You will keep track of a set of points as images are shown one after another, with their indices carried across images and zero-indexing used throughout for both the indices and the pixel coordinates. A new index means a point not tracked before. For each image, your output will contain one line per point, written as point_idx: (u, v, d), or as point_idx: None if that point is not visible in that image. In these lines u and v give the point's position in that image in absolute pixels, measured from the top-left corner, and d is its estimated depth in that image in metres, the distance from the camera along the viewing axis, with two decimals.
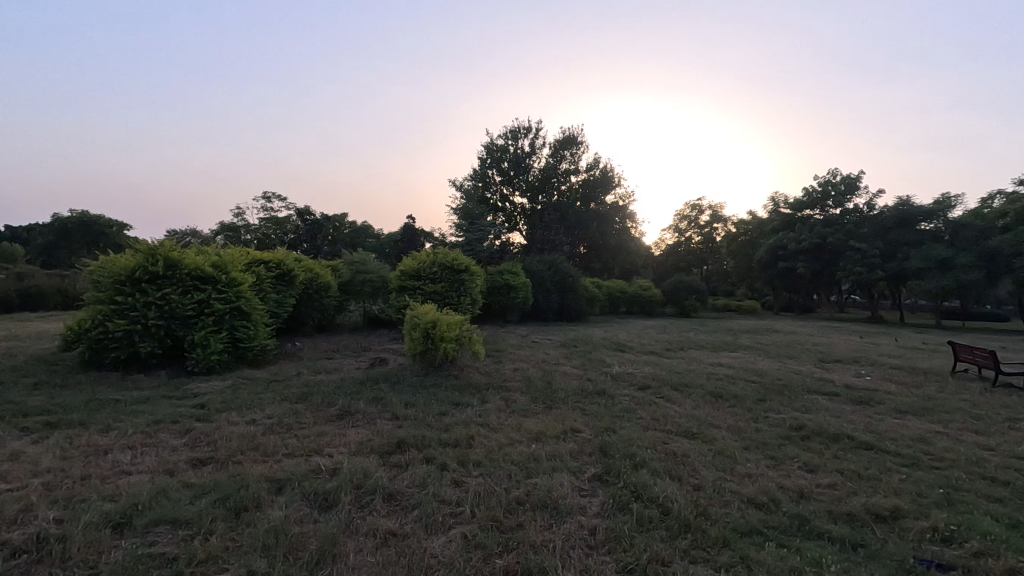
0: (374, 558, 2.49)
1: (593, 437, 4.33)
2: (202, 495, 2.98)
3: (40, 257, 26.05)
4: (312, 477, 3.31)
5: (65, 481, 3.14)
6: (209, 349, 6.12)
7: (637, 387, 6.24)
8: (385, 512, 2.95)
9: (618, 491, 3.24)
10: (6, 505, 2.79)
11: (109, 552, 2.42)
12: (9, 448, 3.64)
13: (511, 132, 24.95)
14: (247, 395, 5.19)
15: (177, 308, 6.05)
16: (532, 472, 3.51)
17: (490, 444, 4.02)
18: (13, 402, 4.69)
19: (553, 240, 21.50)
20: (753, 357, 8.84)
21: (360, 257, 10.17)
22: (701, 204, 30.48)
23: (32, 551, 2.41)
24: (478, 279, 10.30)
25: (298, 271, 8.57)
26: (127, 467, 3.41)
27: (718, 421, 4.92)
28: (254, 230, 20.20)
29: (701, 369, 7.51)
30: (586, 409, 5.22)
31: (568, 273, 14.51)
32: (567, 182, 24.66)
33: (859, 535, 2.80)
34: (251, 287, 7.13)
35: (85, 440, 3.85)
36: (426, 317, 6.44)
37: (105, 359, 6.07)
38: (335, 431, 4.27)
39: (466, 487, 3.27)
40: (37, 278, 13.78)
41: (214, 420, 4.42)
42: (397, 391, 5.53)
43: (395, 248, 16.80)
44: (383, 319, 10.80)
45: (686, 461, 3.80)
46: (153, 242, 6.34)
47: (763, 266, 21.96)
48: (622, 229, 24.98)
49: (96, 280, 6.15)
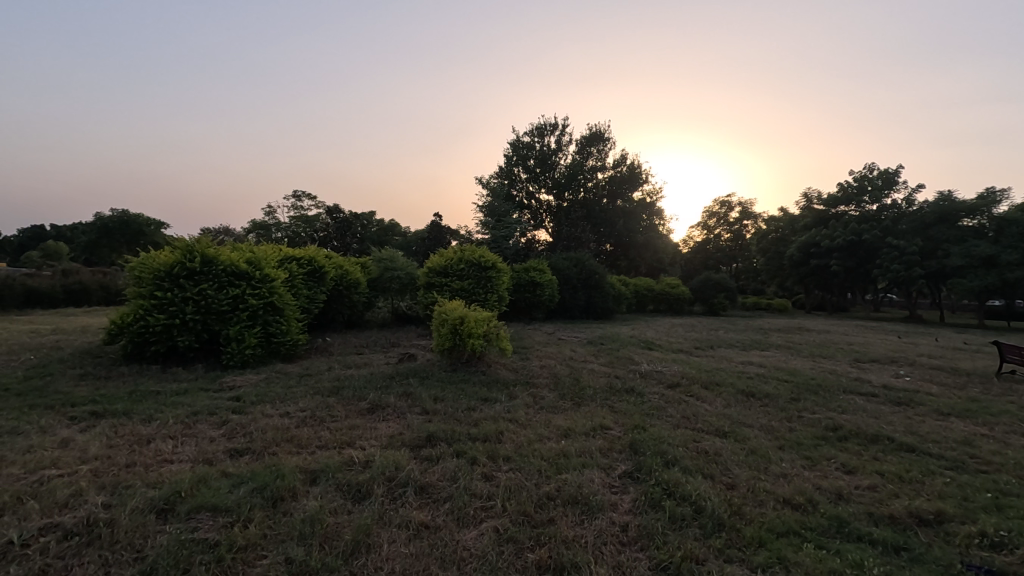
0: (408, 550, 2.51)
1: (623, 435, 4.29)
2: (240, 484, 3.06)
3: (83, 255, 27.10)
4: (345, 468, 3.37)
5: (111, 468, 3.26)
6: (244, 343, 6.28)
7: (666, 385, 6.17)
8: (417, 504, 2.98)
9: (650, 489, 3.21)
10: (58, 489, 2.91)
11: (154, 536, 2.50)
12: (59, 436, 3.79)
13: (537, 129, 24.95)
14: (281, 389, 5.30)
15: (213, 303, 6.22)
16: (562, 469, 3.50)
17: (519, 440, 4.03)
18: (62, 392, 4.89)
19: (579, 237, 21.40)
20: (786, 356, 8.66)
21: (388, 255, 10.31)
22: (730, 201, 29.95)
23: (83, 534, 2.51)
24: (505, 276, 10.31)
25: (329, 268, 8.72)
26: (169, 456, 3.52)
27: (750, 420, 4.83)
28: (286, 228, 20.64)
29: (732, 368, 7.38)
30: (615, 406, 5.18)
31: (595, 270, 14.42)
32: (594, 179, 24.51)
33: (902, 538, 2.72)
34: (283, 283, 7.29)
35: (129, 430, 3.99)
36: (454, 313, 6.48)
37: (145, 352, 6.27)
38: (366, 425, 4.33)
39: (496, 481, 3.28)
40: (81, 274, 14.32)
41: (250, 412, 4.53)
42: (426, 385, 5.59)
43: (422, 245, 16.93)
44: (410, 316, 10.91)
45: (718, 460, 3.74)
46: (190, 239, 6.55)
47: (795, 263, 21.43)
48: (649, 226, 24.70)
49: (137, 276, 6.38)
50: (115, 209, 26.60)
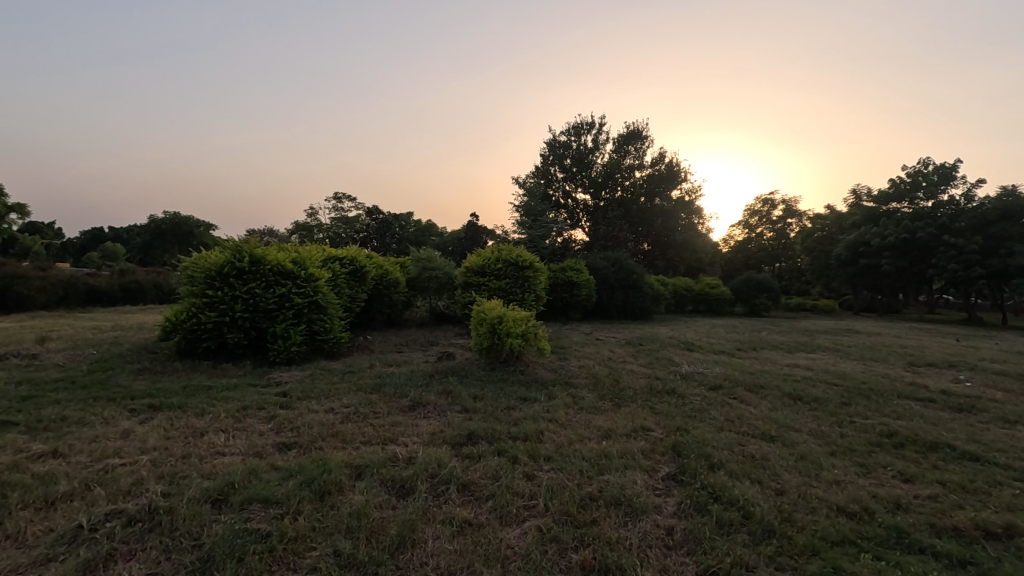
0: (452, 546, 2.53)
1: (665, 436, 4.21)
2: (289, 477, 3.15)
3: (138, 255, 28.45)
4: (389, 464, 3.42)
5: (168, 459, 3.41)
6: (290, 340, 6.47)
7: (708, 387, 6.03)
8: (461, 502, 3.01)
9: (695, 492, 3.13)
10: (122, 478, 3.06)
11: (210, 525, 2.60)
12: (121, 426, 3.99)
13: (574, 128, 24.89)
14: (325, 386, 5.43)
15: (261, 301, 6.43)
16: (604, 470, 3.46)
17: (559, 440, 4.01)
18: (122, 386, 5.14)
19: (617, 236, 21.18)
20: (835, 359, 8.33)
21: (426, 255, 10.45)
22: (773, 198, 29.11)
23: (144, 520, 2.63)
24: (542, 276, 10.27)
25: (370, 268, 8.90)
26: (222, 449, 3.65)
27: (799, 424, 4.66)
28: (327, 229, 21.17)
29: (777, 370, 7.15)
30: (656, 408, 5.09)
31: (633, 270, 14.23)
32: (631, 177, 24.21)
33: (968, 551, 2.58)
34: (327, 282, 7.49)
35: (184, 422, 4.17)
36: (493, 312, 6.50)
37: (197, 348, 6.52)
38: (407, 422, 4.39)
39: (537, 480, 3.28)
40: (137, 274, 15.03)
41: (297, 408, 4.66)
42: (465, 384, 5.64)
43: (459, 245, 17.09)
44: (448, 315, 10.99)
45: (765, 465, 3.63)
46: (239, 240, 6.79)
47: (843, 263, 20.62)
48: (688, 225, 24.22)
49: (190, 275, 6.65)
50: (167, 212, 27.79)
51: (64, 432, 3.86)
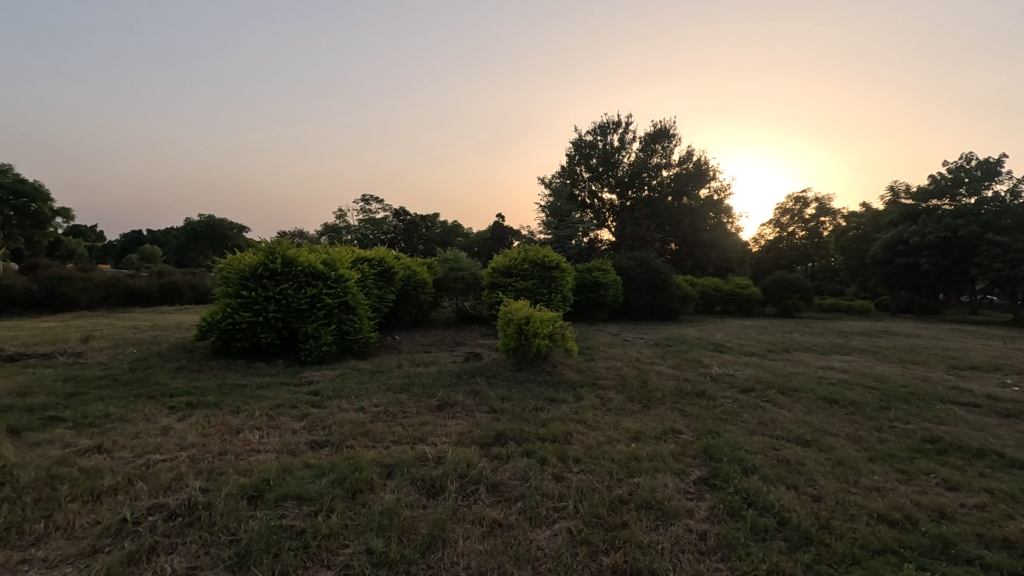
0: (482, 546, 2.54)
1: (696, 439, 4.15)
2: (321, 475, 3.20)
3: (174, 257, 29.37)
4: (419, 463, 3.45)
5: (206, 455, 3.50)
6: (320, 340, 6.58)
7: (739, 390, 5.91)
8: (490, 502, 3.02)
9: (728, 497, 3.07)
10: (163, 473, 3.16)
11: (247, 521, 2.66)
12: (161, 423, 4.12)
13: (600, 127, 24.77)
14: (355, 385, 5.51)
15: (293, 301, 6.56)
16: (634, 472, 3.43)
17: (588, 441, 3.98)
18: (162, 384, 5.31)
19: (643, 236, 20.95)
20: (872, 362, 8.07)
21: (453, 255, 10.51)
22: (805, 196, 28.41)
23: (185, 514, 2.71)
24: (569, 276, 10.21)
25: (398, 269, 9.00)
26: (257, 446, 3.74)
27: (835, 428, 4.54)
28: (355, 230, 21.50)
29: (811, 372, 6.97)
30: (685, 410, 5.01)
31: (660, 270, 14.05)
32: (658, 176, 23.96)
33: (1019, 564, 2.48)
34: (356, 283, 7.61)
35: (220, 420, 4.28)
36: (520, 313, 6.50)
37: (232, 347, 6.69)
38: (436, 422, 4.42)
39: (567, 482, 3.26)
40: (174, 276, 15.51)
41: (328, 407, 4.74)
42: (492, 384, 5.65)
43: (485, 246, 17.16)
44: (474, 315, 11.04)
45: (801, 470, 3.54)
46: (273, 242, 6.94)
47: (880, 262, 19.98)
48: (716, 224, 23.84)
49: (225, 276, 6.83)
50: (202, 214, 28.64)
51: (108, 428, 4.01)
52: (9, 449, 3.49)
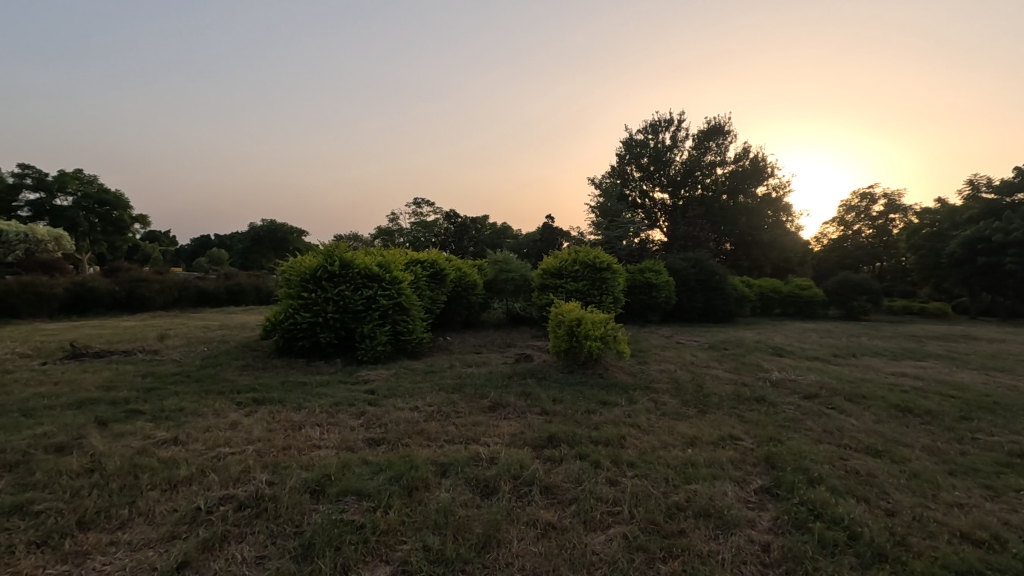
0: (537, 548, 2.54)
1: (756, 447, 4.00)
2: (379, 472, 3.29)
3: (239, 260, 30.93)
4: (472, 464, 3.48)
5: (271, 450, 3.66)
6: (376, 340, 6.77)
7: (803, 396, 5.64)
8: (543, 504, 3.00)
9: (793, 507, 2.94)
10: (232, 465, 3.33)
11: (309, 514, 2.76)
12: (230, 418, 4.35)
13: (651, 126, 24.37)
14: (409, 384, 5.63)
15: (350, 302, 6.78)
16: (691, 479, 3.33)
17: (642, 446, 3.91)
18: (230, 380, 5.60)
19: (697, 236, 20.41)
20: (950, 368, 7.54)
21: (503, 257, 10.58)
22: (872, 193, 26.91)
23: (253, 506, 2.84)
24: (620, 277, 10.06)
25: (449, 271, 9.14)
26: (318, 442, 3.88)
27: (908, 439, 4.26)
28: (407, 233, 22.00)
29: (881, 379, 6.57)
30: (744, 416, 4.83)
31: (715, 271, 13.63)
32: (712, 174, 23.31)
33: None
34: (409, 284, 7.78)
35: (284, 416, 4.47)
36: (571, 314, 6.46)
37: (293, 346, 6.97)
38: (489, 422, 4.46)
39: (622, 486, 3.21)
40: (240, 278, 16.35)
41: (384, 405, 4.86)
42: (544, 386, 5.63)
43: (534, 247, 17.19)
44: (524, 317, 11.06)
45: (872, 482, 3.34)
46: (331, 245, 7.20)
47: (957, 261, 18.65)
48: (775, 222, 22.93)
49: (287, 278, 7.13)
50: (264, 220, 30.08)
51: (183, 421, 4.26)
52: (97, 438, 3.77)
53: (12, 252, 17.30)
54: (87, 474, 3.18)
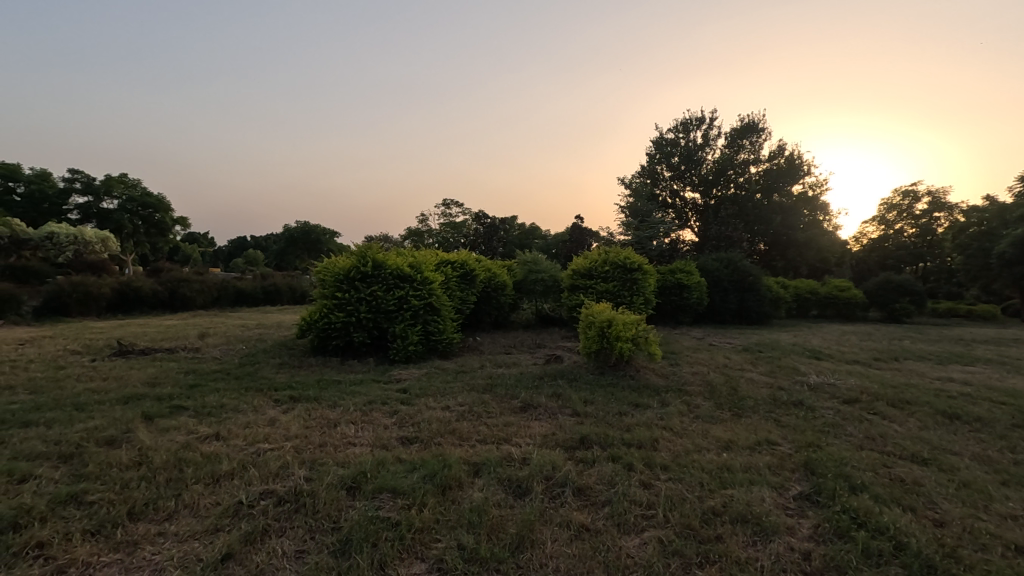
0: (571, 550, 2.53)
1: (794, 452, 3.90)
2: (413, 470, 3.33)
3: (274, 261, 31.74)
4: (505, 464, 3.49)
5: (308, 446, 3.75)
6: (407, 340, 6.85)
7: (842, 401, 5.47)
8: (577, 506, 2.99)
9: (834, 515, 2.86)
10: (271, 461, 3.42)
11: (346, 511, 2.82)
12: (268, 415, 4.47)
13: (682, 124, 24.05)
14: (441, 384, 5.68)
15: (382, 302, 6.88)
16: (727, 483, 3.27)
17: (676, 449, 3.86)
18: (267, 378, 5.76)
19: (730, 236, 20.03)
20: (1000, 374, 7.19)
21: (533, 257, 10.58)
22: (915, 190, 25.94)
23: (292, 501, 2.91)
24: (651, 278, 9.93)
25: (479, 271, 9.20)
26: (352, 439, 3.96)
27: (956, 447, 4.09)
28: (437, 234, 22.20)
29: (926, 384, 6.32)
30: (782, 420, 4.71)
31: (749, 271, 13.34)
32: (745, 172, 22.84)
33: None
34: (440, 285, 7.85)
35: (319, 413, 4.57)
36: (602, 315, 6.41)
37: (328, 345, 7.12)
38: (520, 423, 4.47)
39: (655, 490, 3.17)
40: (275, 279, 16.77)
41: (416, 404, 4.92)
42: (575, 387, 5.60)
43: (563, 248, 17.15)
44: (554, 317, 11.02)
45: (919, 491, 3.22)
46: (364, 246, 7.33)
47: (1007, 262, 17.80)
48: (811, 221, 22.31)
49: (322, 278, 7.29)
50: (298, 222, 30.82)
51: (224, 417, 4.40)
52: (144, 433, 3.92)
53: (63, 253, 18.12)
54: (136, 467, 3.32)
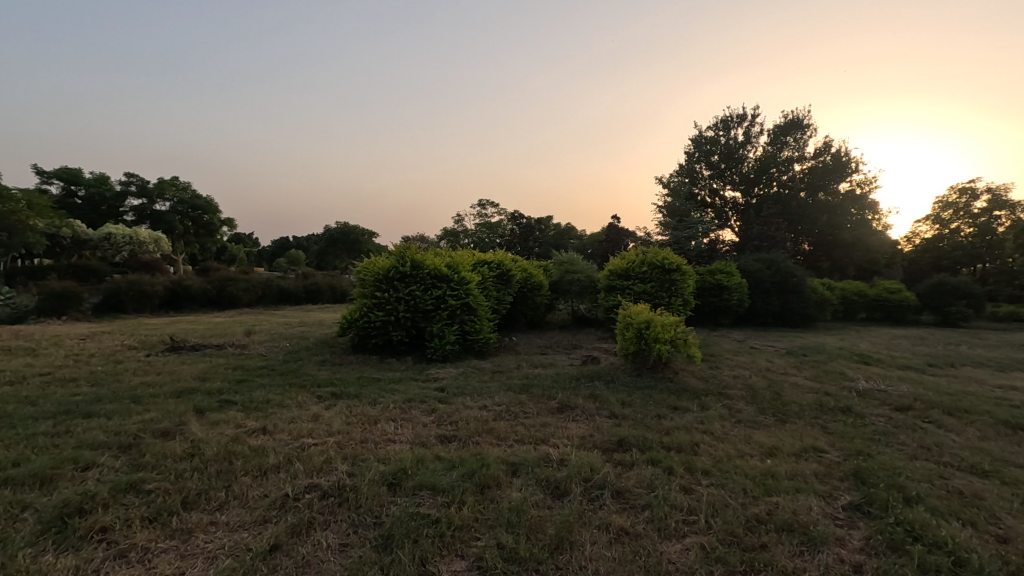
0: (610, 553, 2.51)
1: (842, 460, 3.76)
2: (452, 468, 3.37)
3: (315, 261, 32.59)
4: (543, 464, 3.49)
5: (350, 442, 3.84)
6: (444, 339, 6.92)
7: (894, 408, 5.24)
8: (616, 508, 2.97)
9: (887, 527, 2.74)
10: (315, 456, 3.52)
11: (387, 506, 2.87)
12: (312, 411, 4.60)
13: (723, 122, 23.54)
14: (477, 384, 5.71)
15: (420, 302, 6.97)
16: (771, 490, 3.18)
17: (717, 454, 3.77)
18: (310, 375, 5.92)
19: (772, 236, 19.45)
20: None
21: (569, 257, 10.55)
22: (973, 188, 24.65)
23: (336, 495, 2.98)
24: (690, 279, 9.73)
25: (515, 272, 9.24)
26: (392, 436, 4.03)
27: (1020, 459, 3.87)
28: (472, 235, 22.35)
29: (986, 392, 5.99)
30: (829, 427, 4.55)
31: (793, 273, 12.94)
32: (789, 170, 22.17)
33: None
34: (477, 285, 7.91)
35: (360, 410, 4.67)
36: (639, 316, 6.33)
37: (367, 343, 7.27)
38: (557, 424, 4.45)
39: (696, 495, 3.11)
40: (317, 278, 17.21)
41: (454, 403, 4.97)
42: (612, 389, 5.55)
43: (600, 248, 17.02)
44: (590, 318, 10.95)
45: (979, 505, 3.06)
46: (403, 246, 7.45)
47: None
48: (859, 221, 21.45)
49: (362, 278, 7.46)
50: (339, 222, 31.57)
51: (270, 412, 4.56)
52: (195, 425, 4.09)
53: (119, 254, 19.04)
54: (189, 458, 3.46)
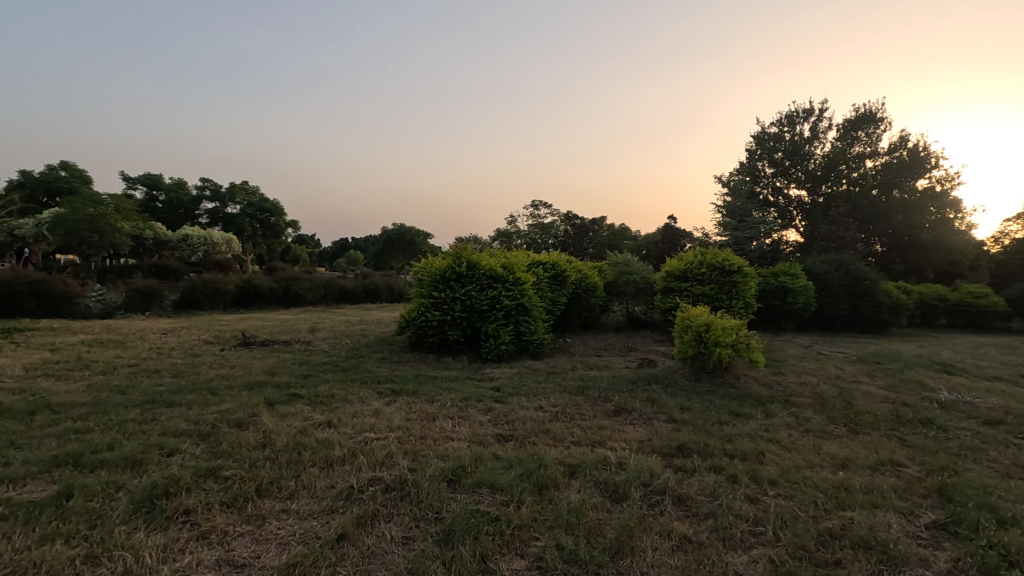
0: (673, 561, 2.45)
1: (924, 475, 3.52)
2: (510, 467, 3.39)
3: (373, 261, 33.62)
4: (601, 467, 3.46)
5: (410, 438, 3.93)
6: (499, 339, 6.97)
7: (982, 421, 4.85)
8: (678, 515, 2.90)
9: (978, 550, 2.54)
10: (378, 450, 3.63)
11: (448, 503, 2.92)
12: (372, 406, 4.75)
13: (787, 118, 22.58)
14: (532, 384, 5.72)
15: (476, 302, 7.07)
16: (845, 504, 3.02)
17: (785, 463, 3.62)
18: (371, 371, 6.10)
19: (841, 236, 18.45)
20: None
21: (624, 259, 10.40)
22: None
23: (398, 489, 3.07)
24: (752, 281, 9.35)
25: (570, 272, 9.20)
26: (450, 434, 4.09)
27: None
28: (526, 235, 22.41)
29: None
30: (907, 440, 4.27)
31: (865, 275, 12.22)
32: (860, 167, 20.99)
33: None
34: (531, 286, 7.94)
35: (419, 407, 4.78)
36: (699, 319, 6.15)
37: (424, 342, 7.41)
38: (614, 427, 4.39)
39: (763, 505, 2.99)
40: (375, 278, 17.74)
41: (510, 403, 5.00)
42: (670, 393, 5.42)
43: (656, 249, 16.68)
44: (646, 320, 10.75)
45: None
46: (459, 247, 7.56)
47: None
48: (939, 220, 20.03)
49: (420, 278, 7.63)
50: (395, 224, 32.44)
51: (333, 406, 4.73)
52: (266, 417, 4.30)
53: (195, 254, 20.31)
54: (261, 448, 3.65)
